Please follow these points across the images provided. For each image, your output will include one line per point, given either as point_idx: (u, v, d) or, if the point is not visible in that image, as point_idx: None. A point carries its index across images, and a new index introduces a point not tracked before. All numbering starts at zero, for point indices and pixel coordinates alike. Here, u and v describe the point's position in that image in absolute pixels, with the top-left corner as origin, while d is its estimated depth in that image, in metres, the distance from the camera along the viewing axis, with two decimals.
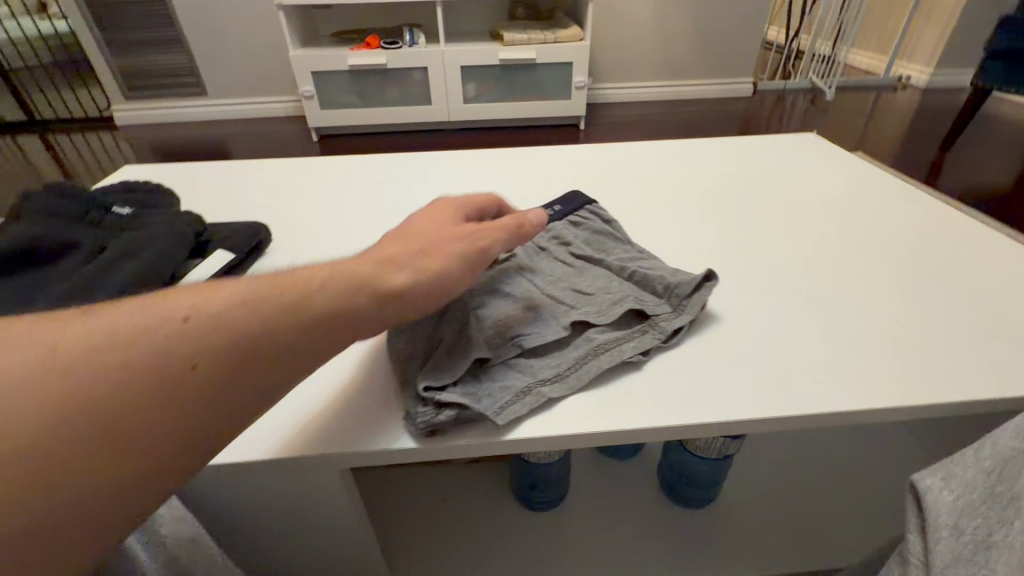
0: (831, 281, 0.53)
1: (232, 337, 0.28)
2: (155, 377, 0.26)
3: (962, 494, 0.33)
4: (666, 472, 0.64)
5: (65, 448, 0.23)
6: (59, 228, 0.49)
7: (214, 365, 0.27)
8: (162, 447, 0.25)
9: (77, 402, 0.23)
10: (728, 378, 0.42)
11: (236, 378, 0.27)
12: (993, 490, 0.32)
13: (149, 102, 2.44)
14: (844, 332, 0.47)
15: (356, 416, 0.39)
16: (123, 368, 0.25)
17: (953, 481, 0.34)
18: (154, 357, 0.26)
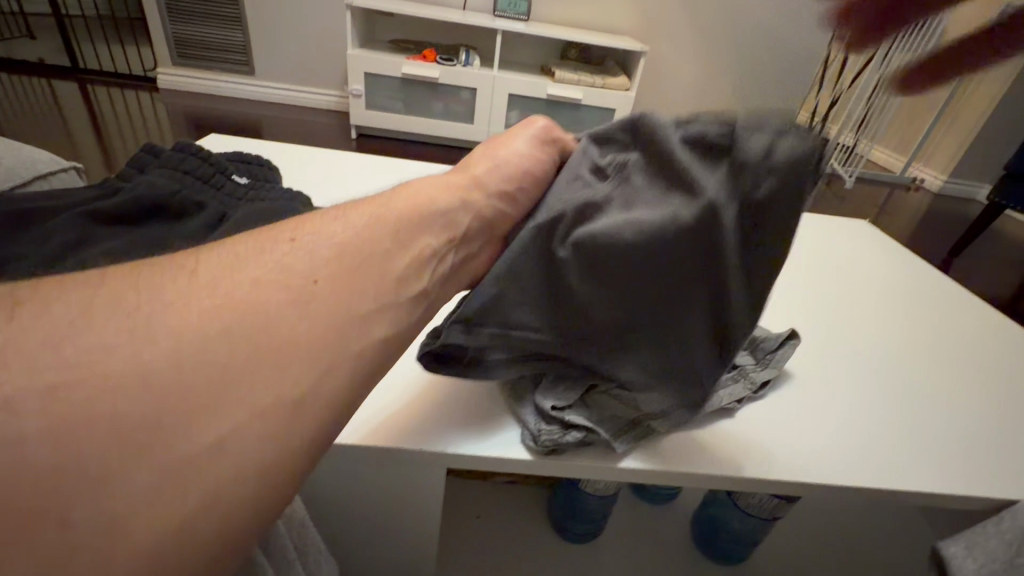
0: (902, 359, 0.54)
1: (356, 314, 0.29)
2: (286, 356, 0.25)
3: (985, 563, 0.39)
4: (703, 523, 0.64)
5: (214, 428, 0.22)
6: (183, 189, 0.51)
7: (342, 341, 0.27)
8: (303, 426, 0.25)
9: (222, 382, 0.23)
10: (817, 444, 0.44)
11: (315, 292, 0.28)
12: (1014, 560, 0.38)
13: (195, 72, 2.46)
14: (919, 414, 0.48)
15: (461, 421, 0.40)
16: (267, 342, 0.25)
17: (976, 550, 0.40)
18: (300, 329, 0.26)
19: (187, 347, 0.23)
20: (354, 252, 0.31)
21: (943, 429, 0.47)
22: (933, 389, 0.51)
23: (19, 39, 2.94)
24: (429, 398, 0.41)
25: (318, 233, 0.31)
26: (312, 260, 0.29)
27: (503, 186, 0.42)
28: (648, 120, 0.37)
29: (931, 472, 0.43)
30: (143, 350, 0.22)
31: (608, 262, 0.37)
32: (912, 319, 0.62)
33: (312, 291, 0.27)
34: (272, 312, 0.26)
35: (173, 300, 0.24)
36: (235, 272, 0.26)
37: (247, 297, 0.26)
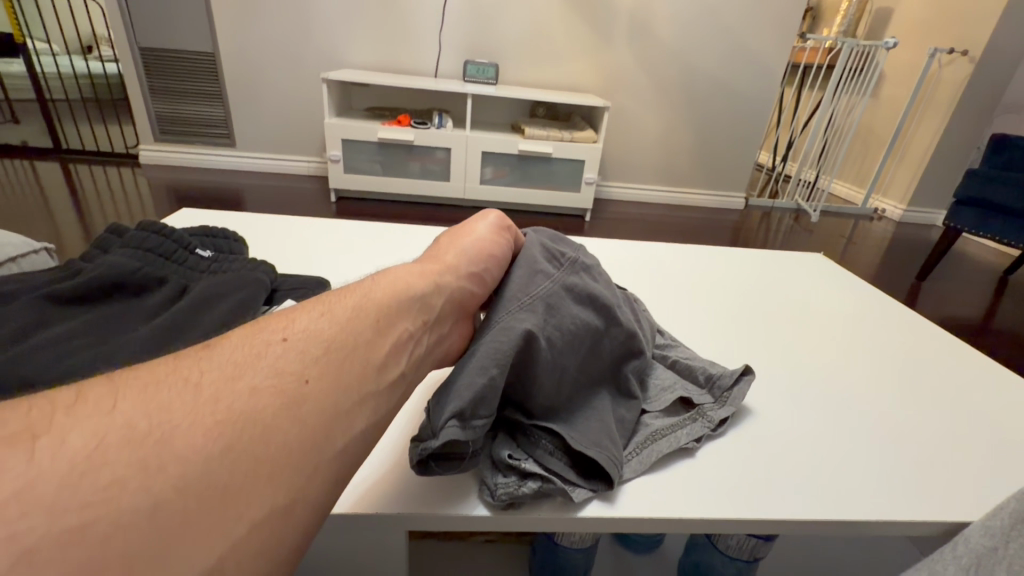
0: (861, 389, 0.56)
1: (350, 407, 0.28)
2: (286, 457, 0.24)
3: None
4: (688, 571, 0.63)
5: (216, 544, 0.20)
6: (147, 266, 0.52)
7: (335, 441, 0.26)
8: (295, 528, 0.23)
9: (224, 494, 0.21)
10: (788, 480, 0.44)
11: (311, 387, 0.26)
12: None
13: (176, 147, 2.53)
14: (884, 442, 0.49)
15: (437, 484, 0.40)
16: (265, 450, 0.23)
17: None
18: (297, 433, 0.25)
19: (188, 463, 0.21)
20: (343, 334, 0.30)
21: (912, 460, 0.47)
22: (895, 417, 0.52)
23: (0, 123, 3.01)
24: (404, 461, 0.41)
25: (305, 326, 0.29)
26: (303, 351, 0.28)
27: (471, 269, 0.43)
28: (586, 260, 0.49)
29: (897, 500, 0.43)
30: (140, 463, 0.20)
31: (560, 355, 0.41)
32: (868, 348, 0.64)
33: (304, 393, 0.26)
34: (269, 415, 0.24)
35: (166, 411, 0.22)
36: (235, 379, 0.25)
37: (245, 404, 0.24)
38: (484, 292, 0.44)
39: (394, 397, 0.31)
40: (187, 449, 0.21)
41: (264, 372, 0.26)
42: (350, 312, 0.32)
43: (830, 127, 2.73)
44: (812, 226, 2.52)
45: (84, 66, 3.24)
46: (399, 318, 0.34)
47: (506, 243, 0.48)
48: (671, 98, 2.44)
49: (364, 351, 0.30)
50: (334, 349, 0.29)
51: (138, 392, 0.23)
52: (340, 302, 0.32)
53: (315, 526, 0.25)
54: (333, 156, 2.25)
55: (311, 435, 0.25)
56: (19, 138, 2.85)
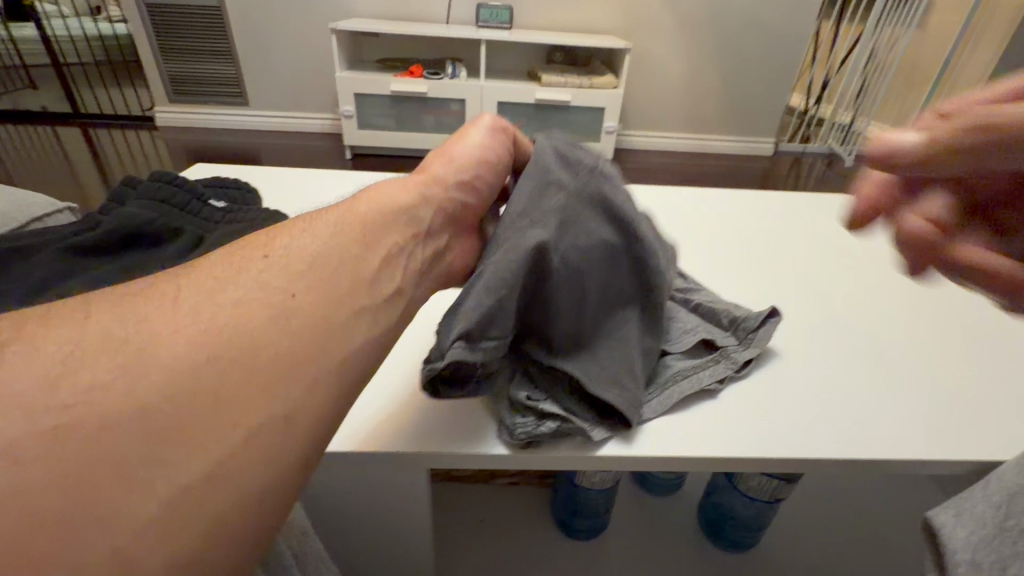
0: (893, 329, 0.54)
1: (350, 330, 0.27)
2: (283, 374, 0.23)
3: (975, 530, 0.38)
4: (707, 512, 0.64)
5: (213, 451, 0.21)
6: (163, 215, 0.52)
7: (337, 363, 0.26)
8: (297, 441, 0.23)
9: (214, 404, 0.21)
10: (811, 420, 0.43)
11: (300, 302, 0.26)
12: (1004, 524, 0.37)
13: (190, 107, 2.51)
14: (914, 382, 0.47)
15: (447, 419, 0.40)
16: (257, 363, 0.23)
17: (965, 518, 0.39)
18: (290, 350, 0.24)
19: (175, 376, 0.21)
20: (336, 258, 0.29)
21: (944, 400, 0.46)
22: (927, 357, 0.50)
23: (20, 89, 3.02)
24: (416, 398, 0.42)
25: (301, 249, 0.28)
26: (301, 271, 0.27)
27: (461, 177, 0.41)
28: (606, 168, 0.45)
29: (922, 438, 0.42)
30: (135, 374, 0.20)
31: (574, 274, 0.40)
32: (905, 289, 0.60)
33: (294, 308, 0.25)
34: (258, 329, 0.24)
35: (159, 326, 0.22)
36: (223, 298, 0.24)
37: (239, 321, 0.24)
38: (478, 204, 0.43)
39: (393, 326, 0.31)
40: (182, 363, 0.21)
41: (252, 291, 0.25)
42: (342, 228, 0.31)
43: (870, 62, 2.54)
44: (846, 172, 2.40)
45: (95, 28, 3.20)
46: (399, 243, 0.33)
47: (502, 149, 0.45)
48: (697, 36, 2.29)
49: (358, 275, 0.29)
50: (331, 274, 0.28)
51: (131, 309, 0.22)
52: (338, 222, 0.31)
53: (318, 448, 0.25)
54: (346, 111, 2.21)
55: (310, 355, 0.25)
56: (39, 103, 2.87)
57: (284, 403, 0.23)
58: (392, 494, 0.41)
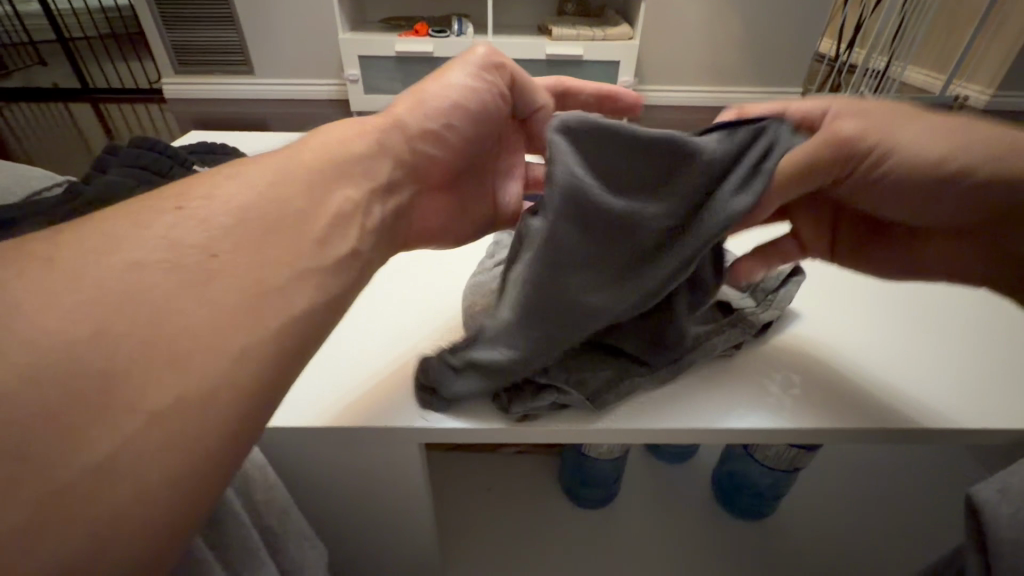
0: (931, 286, 0.49)
1: (290, 303, 0.25)
2: (207, 350, 0.21)
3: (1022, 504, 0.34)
4: (722, 481, 0.62)
5: (102, 441, 0.18)
6: (144, 183, 0.50)
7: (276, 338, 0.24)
8: (215, 423, 0.21)
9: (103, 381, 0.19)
10: (835, 388, 0.39)
11: (217, 269, 0.23)
12: None
13: (195, 77, 2.47)
14: (949, 343, 0.43)
15: (425, 388, 0.39)
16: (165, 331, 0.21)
17: (1009, 492, 0.36)
18: (207, 316, 0.22)
19: (65, 349, 0.19)
20: (268, 219, 0.27)
21: (980, 364, 0.41)
22: (968, 316, 0.46)
23: (30, 65, 3.01)
24: (396, 368, 0.40)
25: (244, 209, 0.26)
26: (239, 235, 0.25)
27: (424, 128, 0.39)
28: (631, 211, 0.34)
29: (958, 403, 0.38)
30: (32, 346, 0.18)
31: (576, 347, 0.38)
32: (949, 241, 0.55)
33: (210, 268, 0.23)
34: (165, 297, 0.21)
35: (62, 295, 0.20)
36: (132, 261, 0.22)
37: (162, 291, 0.22)
38: (447, 157, 0.41)
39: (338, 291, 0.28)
40: (88, 336, 0.19)
41: (170, 257, 0.23)
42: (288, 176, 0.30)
43: None
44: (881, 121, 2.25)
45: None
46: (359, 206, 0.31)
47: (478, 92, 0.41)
48: None
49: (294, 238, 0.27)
50: (275, 240, 0.26)
51: (40, 273, 0.20)
52: (287, 176, 0.29)
53: (253, 427, 0.23)
54: (350, 75, 2.14)
55: (241, 329, 0.23)
56: (51, 79, 2.87)
57: (209, 383, 0.21)
58: (376, 467, 0.39)
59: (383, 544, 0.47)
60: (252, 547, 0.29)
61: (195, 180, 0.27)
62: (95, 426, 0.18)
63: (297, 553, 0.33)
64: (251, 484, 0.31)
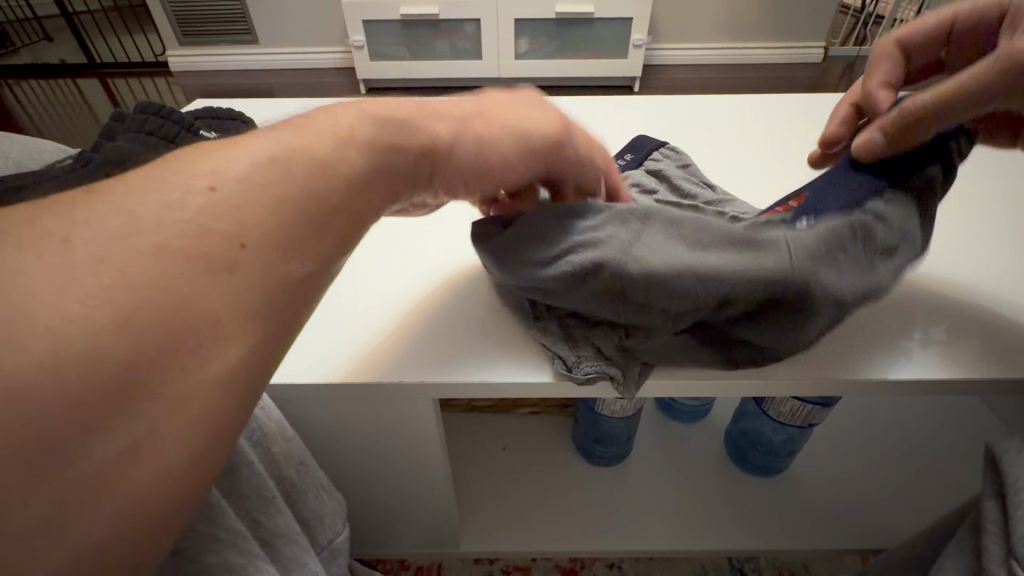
0: (962, 234, 0.47)
1: (293, 268, 0.23)
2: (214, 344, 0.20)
3: None
4: (735, 439, 0.62)
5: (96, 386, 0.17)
6: (151, 148, 0.49)
7: (268, 276, 0.22)
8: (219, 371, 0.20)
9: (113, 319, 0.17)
10: (854, 341, 0.39)
11: (219, 207, 0.22)
12: None
13: (199, 48, 2.43)
14: (975, 293, 0.42)
15: (439, 343, 0.39)
16: (177, 263, 0.20)
17: None
18: (221, 249, 0.21)
19: (70, 283, 0.17)
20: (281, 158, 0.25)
21: (1005, 316, 0.40)
22: (1001, 266, 0.44)
23: (37, 42, 2.99)
24: (411, 324, 0.40)
25: (247, 148, 0.25)
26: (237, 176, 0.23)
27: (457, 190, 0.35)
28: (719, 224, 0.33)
29: (979, 356, 0.38)
30: (15, 288, 0.17)
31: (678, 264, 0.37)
32: (982, 185, 0.52)
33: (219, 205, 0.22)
34: (168, 233, 0.20)
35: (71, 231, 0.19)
36: (140, 195, 0.21)
37: (157, 226, 0.20)
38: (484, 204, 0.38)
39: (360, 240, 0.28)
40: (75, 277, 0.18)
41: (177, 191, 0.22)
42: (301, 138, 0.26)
43: None
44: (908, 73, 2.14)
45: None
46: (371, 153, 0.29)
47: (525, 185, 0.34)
48: None
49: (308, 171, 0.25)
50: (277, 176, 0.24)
51: (37, 214, 0.19)
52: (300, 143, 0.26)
53: (258, 374, 0.22)
54: (355, 42, 2.09)
55: (250, 317, 0.21)
56: (59, 54, 2.85)
57: (213, 381, 0.20)
58: (396, 423, 0.40)
59: (401, 497, 0.49)
60: (268, 497, 0.30)
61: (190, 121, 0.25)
62: (92, 370, 0.17)
63: (315, 502, 0.35)
64: (269, 437, 0.32)
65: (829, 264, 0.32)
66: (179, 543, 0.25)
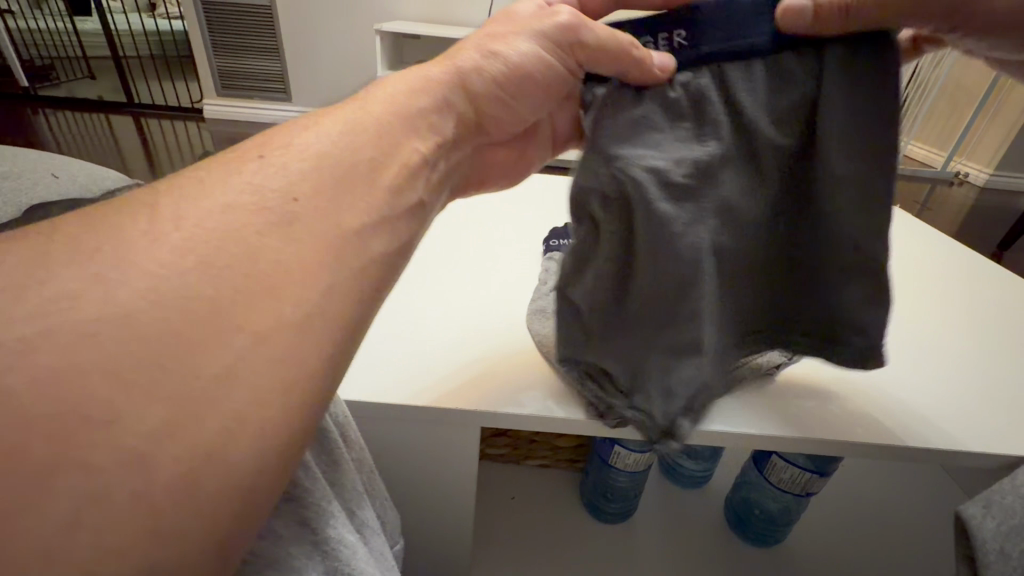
0: (916, 332, 0.56)
1: (339, 220, 0.24)
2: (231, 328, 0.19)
3: (1004, 519, 0.41)
4: (735, 504, 0.65)
5: (139, 413, 0.17)
6: None
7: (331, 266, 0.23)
8: (258, 381, 0.19)
9: (205, 321, 0.19)
10: (843, 414, 0.46)
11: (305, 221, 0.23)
12: None
13: (232, 99, 2.55)
14: (927, 378, 0.50)
15: (481, 381, 0.43)
16: (257, 263, 0.21)
17: (993, 509, 0.42)
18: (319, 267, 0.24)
19: (168, 282, 0.19)
20: (338, 149, 0.27)
21: (955, 403, 0.48)
22: (951, 360, 0.53)
23: (77, 79, 3.13)
24: (459, 367, 0.44)
25: (285, 144, 0.26)
26: (309, 167, 0.25)
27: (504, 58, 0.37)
28: None
29: (944, 429, 0.45)
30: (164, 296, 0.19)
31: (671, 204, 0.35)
32: (928, 297, 0.63)
33: (294, 210, 0.23)
34: (252, 240, 0.21)
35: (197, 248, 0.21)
36: (201, 199, 0.22)
37: (238, 224, 0.22)
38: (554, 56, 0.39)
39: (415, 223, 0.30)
40: (159, 284, 0.19)
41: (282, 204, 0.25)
42: (541, 66, 0.37)
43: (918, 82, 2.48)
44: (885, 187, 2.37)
45: (151, 26, 3.36)
46: (394, 112, 0.31)
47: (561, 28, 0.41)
48: None
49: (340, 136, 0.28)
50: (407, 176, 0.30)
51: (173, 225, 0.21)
52: (539, 72, 0.38)
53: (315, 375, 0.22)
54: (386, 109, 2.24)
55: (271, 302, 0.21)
56: (94, 92, 2.99)
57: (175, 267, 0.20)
58: (436, 450, 0.44)
59: (425, 529, 0.50)
60: (360, 491, 0.31)
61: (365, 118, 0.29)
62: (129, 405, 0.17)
63: (384, 513, 0.37)
64: (351, 444, 0.34)
65: (654, 238, 0.34)
66: (307, 514, 0.25)
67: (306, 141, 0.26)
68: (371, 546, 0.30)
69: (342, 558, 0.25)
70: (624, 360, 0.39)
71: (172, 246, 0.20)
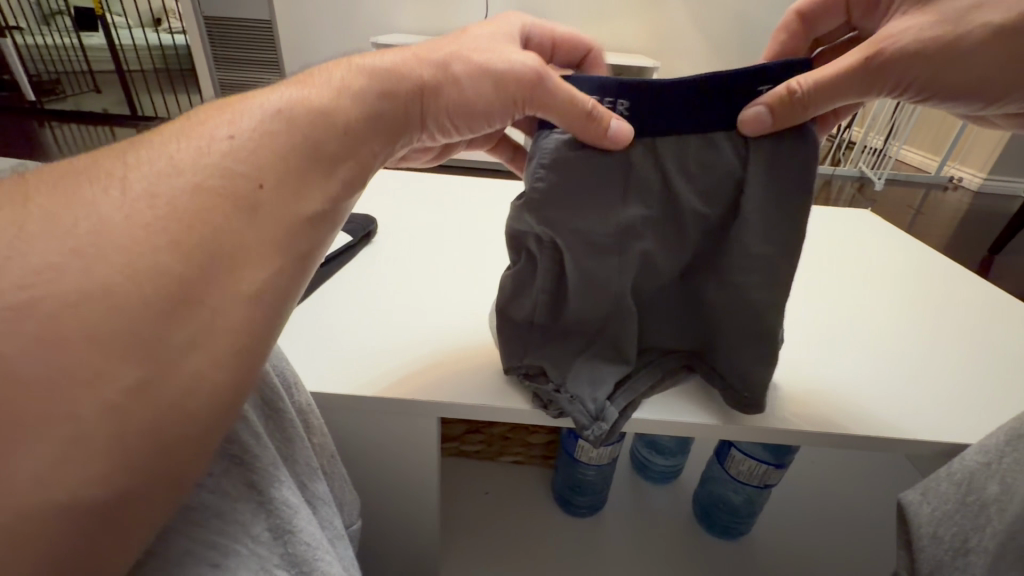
0: (871, 327, 0.59)
1: (281, 215, 0.26)
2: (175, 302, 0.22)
3: (938, 505, 0.43)
4: (701, 500, 0.67)
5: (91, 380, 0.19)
6: None
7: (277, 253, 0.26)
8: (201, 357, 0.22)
9: (163, 299, 0.21)
10: (792, 403, 0.48)
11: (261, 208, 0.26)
12: (965, 499, 0.41)
13: None
14: (877, 371, 0.53)
15: (443, 373, 0.45)
16: (216, 243, 0.23)
17: (930, 495, 0.43)
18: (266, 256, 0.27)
19: (132, 256, 0.21)
20: (300, 135, 0.28)
21: (901, 395, 0.50)
22: (903, 354, 0.55)
23: (84, 93, 3.20)
24: (424, 360, 0.46)
25: (253, 121, 0.27)
26: (270, 152, 0.27)
27: (460, 91, 0.37)
28: None
29: (887, 419, 0.47)
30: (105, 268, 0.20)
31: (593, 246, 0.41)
32: (887, 295, 0.65)
33: (257, 197, 0.25)
34: (215, 220, 0.24)
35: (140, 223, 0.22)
36: (169, 175, 0.24)
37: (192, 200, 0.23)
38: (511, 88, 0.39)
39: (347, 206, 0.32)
40: (123, 255, 0.21)
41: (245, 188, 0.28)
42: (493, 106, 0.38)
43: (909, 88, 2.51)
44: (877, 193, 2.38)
45: (157, 40, 3.43)
46: (358, 98, 0.32)
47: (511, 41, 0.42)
48: None
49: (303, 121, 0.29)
50: (357, 172, 0.32)
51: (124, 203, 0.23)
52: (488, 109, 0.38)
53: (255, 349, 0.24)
54: None
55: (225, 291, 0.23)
56: (100, 104, 3.05)
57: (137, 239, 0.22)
58: (402, 438, 0.46)
59: (396, 518, 0.52)
60: (314, 467, 0.34)
61: (328, 109, 0.30)
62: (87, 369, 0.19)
63: (340, 491, 0.39)
64: (312, 429, 0.36)
65: (582, 268, 0.41)
66: (254, 476, 0.27)
67: (264, 127, 0.27)
68: (319, 513, 0.33)
69: (285, 517, 0.28)
70: (555, 363, 0.44)
71: (125, 218, 0.22)
